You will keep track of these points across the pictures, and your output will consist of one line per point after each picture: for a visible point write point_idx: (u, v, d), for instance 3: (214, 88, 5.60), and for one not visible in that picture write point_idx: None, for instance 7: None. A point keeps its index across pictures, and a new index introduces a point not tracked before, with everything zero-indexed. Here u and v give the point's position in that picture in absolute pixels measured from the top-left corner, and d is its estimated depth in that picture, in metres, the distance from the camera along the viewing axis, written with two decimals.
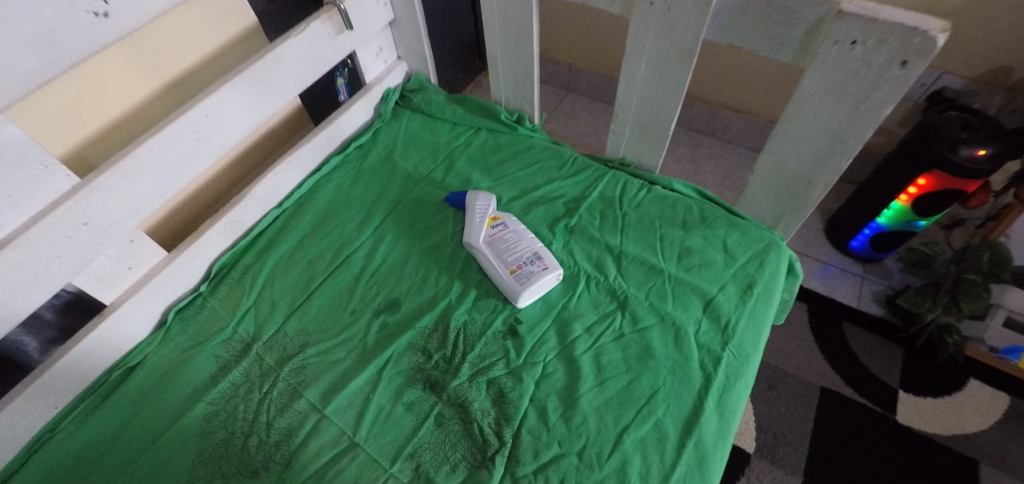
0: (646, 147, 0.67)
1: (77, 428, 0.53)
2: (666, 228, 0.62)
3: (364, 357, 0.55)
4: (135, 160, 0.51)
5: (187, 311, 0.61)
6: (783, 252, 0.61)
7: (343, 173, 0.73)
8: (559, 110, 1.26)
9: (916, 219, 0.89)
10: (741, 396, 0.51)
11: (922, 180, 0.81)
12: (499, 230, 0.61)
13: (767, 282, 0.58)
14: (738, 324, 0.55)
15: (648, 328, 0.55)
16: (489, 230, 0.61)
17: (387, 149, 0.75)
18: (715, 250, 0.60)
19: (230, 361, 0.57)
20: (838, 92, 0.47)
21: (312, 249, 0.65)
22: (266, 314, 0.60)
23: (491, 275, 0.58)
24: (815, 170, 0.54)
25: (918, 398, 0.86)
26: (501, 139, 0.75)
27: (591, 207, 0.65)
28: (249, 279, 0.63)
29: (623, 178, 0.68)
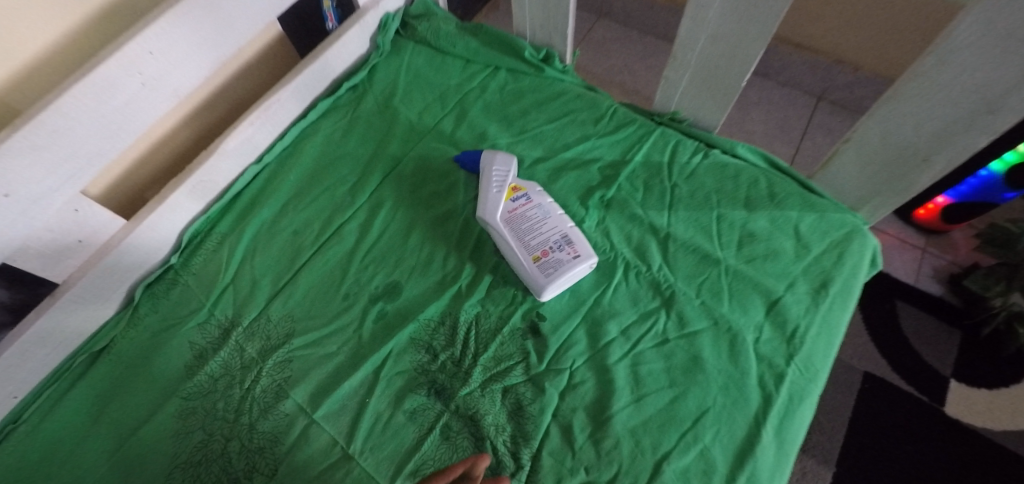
0: (707, 101, 0.54)
1: (41, 422, 0.47)
2: (724, 206, 0.51)
3: (359, 352, 0.47)
4: (62, 113, 0.39)
5: (158, 287, 0.53)
6: (868, 241, 0.50)
7: (334, 121, 0.61)
8: (588, 40, 1.09)
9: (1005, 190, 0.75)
10: (805, 420, 0.43)
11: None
12: (521, 203, 0.50)
13: (846, 280, 0.48)
14: (808, 332, 0.45)
15: (698, 333, 0.45)
16: (507, 203, 0.50)
17: (385, 92, 0.62)
18: (784, 237, 0.49)
19: (207, 350, 0.49)
20: (1008, 43, 0.33)
21: (298, 216, 0.55)
22: (246, 294, 0.51)
23: (510, 259, 0.48)
24: (938, 143, 0.42)
25: (972, 389, 0.78)
26: (524, 82, 0.61)
27: (633, 175, 0.54)
28: (226, 250, 0.54)
29: (673, 139, 0.55)
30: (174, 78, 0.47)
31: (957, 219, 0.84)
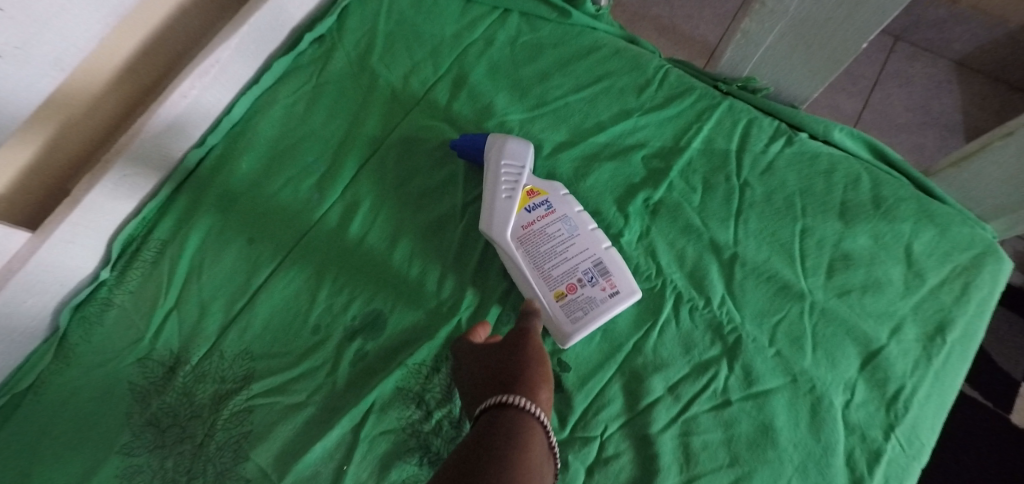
0: (797, 64, 0.39)
1: None
2: (811, 217, 0.38)
3: (334, 402, 0.38)
4: None
5: (89, 310, 0.43)
6: (1004, 265, 0.37)
7: (294, 88, 0.47)
8: None
9: None
10: None
11: None
12: (539, 215, 0.37)
13: (971, 322, 0.36)
14: (916, 395, 0.34)
15: (770, 394, 0.35)
16: (521, 214, 0.37)
17: (360, 46, 0.48)
18: (890, 261, 0.37)
19: (150, 394, 0.40)
20: None
21: (254, 219, 0.43)
22: (194, 322, 0.41)
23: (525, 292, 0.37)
24: None
25: None
26: (542, 31, 0.46)
27: (688, 169, 0.40)
28: (167, 262, 0.43)
29: (744, 118, 0.41)
30: (48, 39, 0.34)
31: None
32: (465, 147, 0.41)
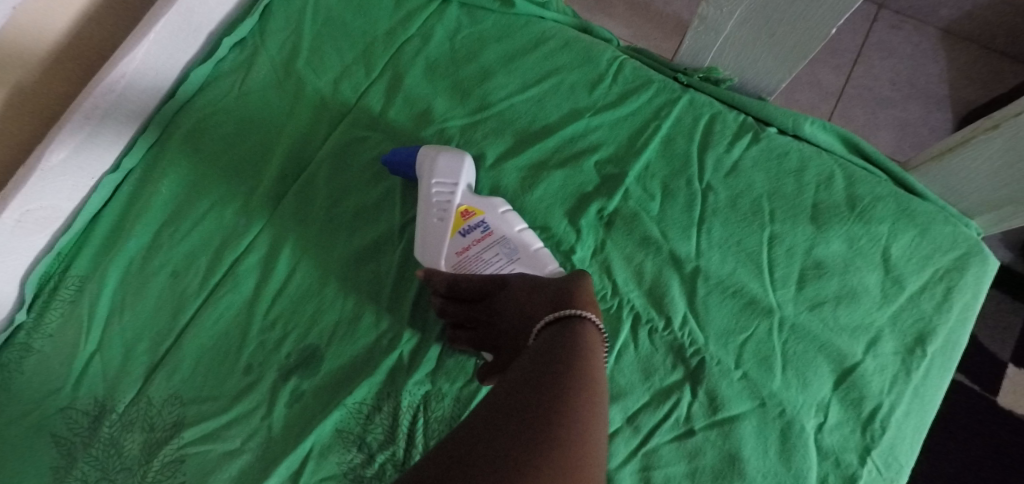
0: (760, 52, 0.35)
1: None
2: (780, 222, 0.35)
3: (270, 449, 0.35)
4: None
5: (5, 357, 0.39)
6: (988, 264, 0.34)
7: (215, 100, 0.42)
8: None
9: None
10: None
11: None
12: (475, 238, 0.34)
13: (952, 331, 0.33)
14: (894, 414, 0.32)
15: (736, 421, 0.32)
16: (455, 239, 0.35)
17: (286, 49, 0.43)
18: (866, 266, 0.34)
19: (73, 447, 0.37)
20: None
21: (178, 248, 0.40)
22: (118, 365, 0.38)
23: None
24: None
25: None
26: (483, 24, 0.42)
27: (645, 174, 0.37)
28: (87, 301, 0.40)
29: (705, 113, 0.37)
30: None
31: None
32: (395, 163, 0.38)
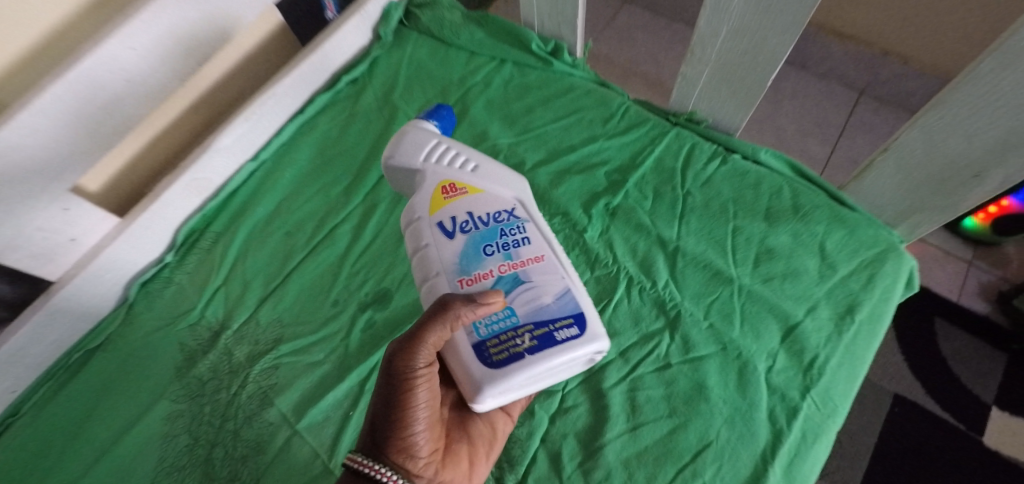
0: (727, 100, 0.49)
1: (37, 417, 0.47)
2: (741, 219, 0.46)
3: (345, 361, 0.46)
4: (41, 112, 0.38)
5: (153, 285, 0.53)
6: (904, 261, 0.44)
7: (331, 116, 0.59)
8: (612, 26, 1.04)
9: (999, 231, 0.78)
10: (820, 461, 0.39)
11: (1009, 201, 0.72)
12: None
13: (876, 306, 0.43)
14: (828, 363, 0.41)
15: (704, 359, 0.42)
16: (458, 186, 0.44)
17: (386, 87, 0.60)
18: (807, 254, 0.45)
19: (196, 352, 0.48)
20: None
21: (292, 216, 0.54)
22: (237, 296, 0.50)
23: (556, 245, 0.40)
24: (991, 159, 0.36)
25: (1014, 418, 0.72)
26: (531, 76, 0.58)
27: (642, 182, 0.50)
28: (220, 250, 0.53)
29: (689, 142, 0.51)
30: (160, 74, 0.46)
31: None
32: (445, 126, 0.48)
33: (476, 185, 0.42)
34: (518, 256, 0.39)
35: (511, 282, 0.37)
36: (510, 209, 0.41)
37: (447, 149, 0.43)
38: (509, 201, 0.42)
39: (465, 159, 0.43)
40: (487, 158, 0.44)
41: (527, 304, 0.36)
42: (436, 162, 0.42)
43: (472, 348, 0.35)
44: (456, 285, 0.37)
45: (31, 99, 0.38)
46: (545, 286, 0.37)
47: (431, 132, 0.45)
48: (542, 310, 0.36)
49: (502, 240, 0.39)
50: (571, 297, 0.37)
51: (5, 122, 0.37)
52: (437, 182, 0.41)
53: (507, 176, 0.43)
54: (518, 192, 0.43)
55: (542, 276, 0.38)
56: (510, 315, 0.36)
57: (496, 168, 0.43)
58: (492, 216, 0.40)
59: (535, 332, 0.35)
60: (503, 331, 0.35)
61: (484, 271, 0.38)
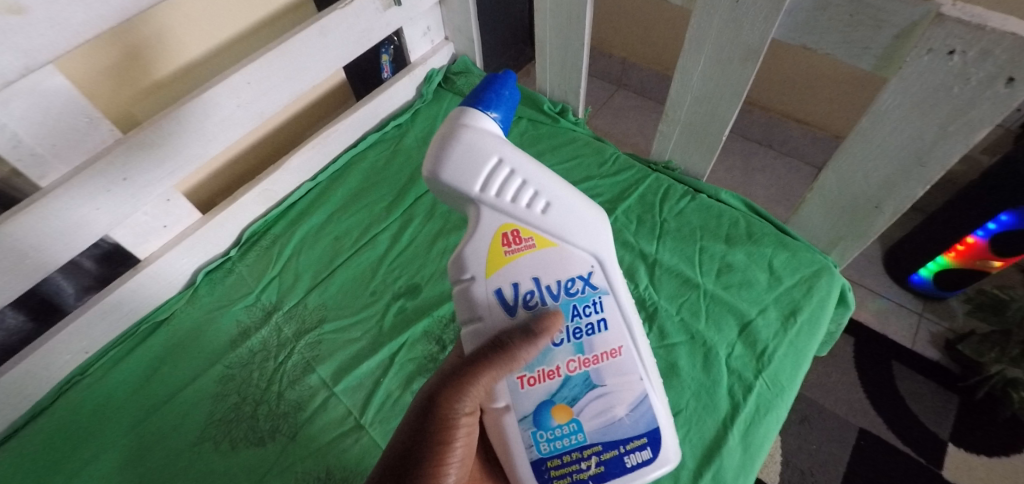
0: (695, 152, 0.63)
1: (104, 376, 0.55)
2: (707, 241, 0.58)
3: (379, 339, 0.55)
4: (175, 121, 0.51)
5: (216, 274, 0.62)
6: (836, 279, 0.55)
7: (379, 151, 0.72)
8: (608, 106, 1.24)
9: (958, 277, 0.86)
10: (772, 430, 0.47)
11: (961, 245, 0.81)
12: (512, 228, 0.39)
13: (815, 310, 0.53)
14: (776, 352, 0.50)
15: (676, 345, 0.51)
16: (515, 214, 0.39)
17: (425, 131, 0.74)
18: (758, 269, 0.56)
19: (250, 327, 0.57)
20: (924, 109, 0.41)
21: (341, 224, 0.65)
22: (289, 285, 0.60)
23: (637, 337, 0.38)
24: (885, 193, 0.49)
25: (970, 454, 0.78)
26: (542, 130, 0.72)
27: (628, 210, 0.62)
28: (277, 248, 0.63)
29: (666, 182, 0.64)
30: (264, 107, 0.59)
31: (998, 258, 0.79)
32: (503, 116, 0.41)
33: (544, 230, 0.37)
34: (590, 348, 0.37)
35: (579, 387, 0.37)
36: (586, 275, 0.38)
37: (509, 177, 0.37)
38: (586, 262, 0.38)
39: (533, 194, 0.37)
40: (563, 190, 0.38)
41: (597, 421, 0.37)
42: (494, 193, 0.36)
43: (532, 464, 0.37)
44: (514, 383, 0.37)
45: (172, 112, 0.51)
46: (619, 398, 0.37)
47: (488, 143, 0.37)
48: (611, 429, 0.37)
49: (570, 322, 0.38)
50: (645, 411, 0.37)
51: (149, 125, 0.50)
52: (499, 227, 0.37)
53: (583, 221, 0.38)
54: (597, 246, 0.39)
55: (616, 382, 0.37)
56: (578, 430, 0.37)
57: (570, 203, 0.38)
58: (564, 287, 0.38)
59: (601, 457, 0.37)
60: (564, 451, 0.37)
61: (549, 368, 0.37)
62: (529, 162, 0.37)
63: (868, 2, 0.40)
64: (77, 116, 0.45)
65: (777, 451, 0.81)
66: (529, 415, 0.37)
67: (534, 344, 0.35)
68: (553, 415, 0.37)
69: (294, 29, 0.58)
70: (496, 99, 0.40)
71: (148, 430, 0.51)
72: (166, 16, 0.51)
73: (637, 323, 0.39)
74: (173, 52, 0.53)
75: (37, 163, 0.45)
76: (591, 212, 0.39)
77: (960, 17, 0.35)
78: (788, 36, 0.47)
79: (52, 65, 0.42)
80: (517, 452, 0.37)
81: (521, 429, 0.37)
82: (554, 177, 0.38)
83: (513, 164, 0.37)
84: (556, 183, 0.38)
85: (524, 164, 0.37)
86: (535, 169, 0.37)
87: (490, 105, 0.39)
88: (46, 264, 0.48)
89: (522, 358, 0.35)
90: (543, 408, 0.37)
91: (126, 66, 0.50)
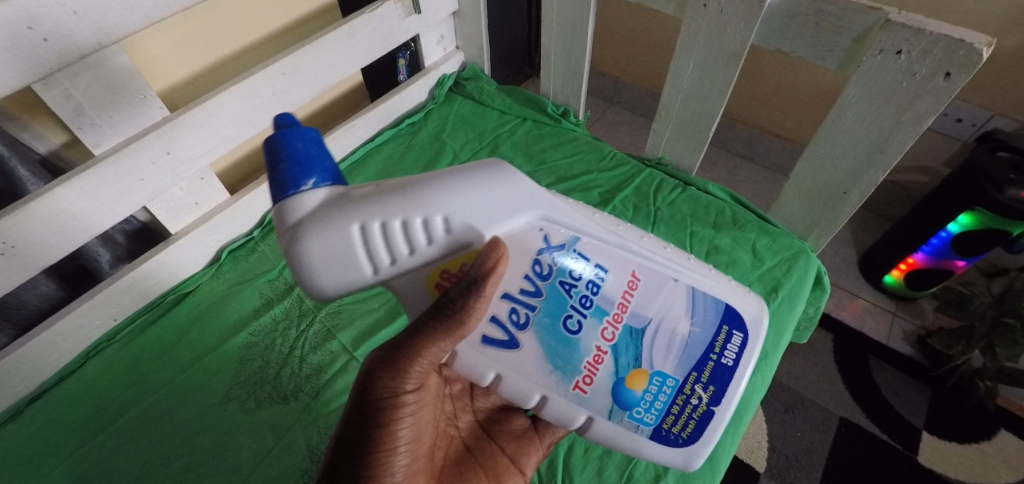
0: (684, 149, 0.70)
1: (132, 341, 0.58)
2: (697, 227, 0.64)
3: (395, 309, 0.60)
4: (219, 103, 0.56)
5: (239, 252, 0.66)
6: (813, 262, 0.60)
7: (395, 145, 0.77)
8: (601, 120, 1.32)
9: (954, 258, 0.85)
10: (756, 391, 0.52)
11: (965, 216, 0.78)
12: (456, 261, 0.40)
13: (794, 287, 0.58)
14: None
15: None
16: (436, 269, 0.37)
17: (436, 129, 0.80)
18: (743, 251, 0.61)
19: (273, 299, 0.61)
20: (880, 101, 0.48)
21: None
22: None
23: (645, 258, 0.38)
24: (850, 179, 0.55)
25: (942, 441, 0.83)
26: (546, 129, 0.78)
27: (625, 200, 0.68)
28: None
29: (659, 176, 0.70)
30: (297, 97, 0.64)
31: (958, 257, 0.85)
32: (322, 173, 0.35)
33: (465, 242, 0.36)
34: (607, 307, 0.38)
35: (631, 347, 0.37)
36: (541, 246, 0.37)
37: (381, 228, 0.34)
38: (533, 228, 0.37)
39: (420, 224, 0.34)
40: (430, 193, 0.34)
41: (674, 353, 0.38)
42: (392, 257, 0.35)
43: (653, 437, 0.38)
44: (577, 395, 0.38)
45: (216, 96, 0.56)
46: (672, 316, 0.38)
47: (336, 236, 0.34)
48: (694, 349, 0.38)
49: (573, 301, 0.37)
50: (703, 309, 0.38)
51: (196, 109, 0.55)
52: (428, 278, 0.37)
53: (485, 204, 0.35)
54: (529, 208, 0.36)
55: (658, 306, 0.38)
56: (664, 378, 0.38)
57: (454, 195, 0.35)
58: (536, 276, 0.37)
59: (704, 378, 0.38)
60: (671, 403, 0.38)
61: (591, 356, 0.37)
62: (378, 205, 0.34)
63: (830, 11, 0.47)
64: (133, 93, 0.51)
65: (764, 438, 0.85)
66: (613, 406, 0.38)
67: (479, 295, 0.34)
68: (634, 388, 0.37)
69: (324, 30, 0.64)
70: (300, 167, 0.34)
71: (175, 391, 0.54)
72: (184, 24, 0.56)
73: (632, 239, 0.38)
74: (184, 62, 0.58)
75: (95, 132, 0.51)
76: (494, 196, 0.35)
77: (904, 23, 0.42)
78: (765, 42, 0.54)
79: (119, 44, 0.47)
80: (634, 442, 0.39)
81: (620, 425, 0.38)
82: (421, 199, 0.34)
83: (367, 220, 0.34)
84: (428, 197, 0.34)
85: (374, 212, 0.34)
86: (389, 204, 0.34)
87: (298, 183, 0.34)
88: (88, 230, 0.52)
89: (464, 310, 0.34)
90: (619, 389, 0.37)
91: (154, 70, 0.56)
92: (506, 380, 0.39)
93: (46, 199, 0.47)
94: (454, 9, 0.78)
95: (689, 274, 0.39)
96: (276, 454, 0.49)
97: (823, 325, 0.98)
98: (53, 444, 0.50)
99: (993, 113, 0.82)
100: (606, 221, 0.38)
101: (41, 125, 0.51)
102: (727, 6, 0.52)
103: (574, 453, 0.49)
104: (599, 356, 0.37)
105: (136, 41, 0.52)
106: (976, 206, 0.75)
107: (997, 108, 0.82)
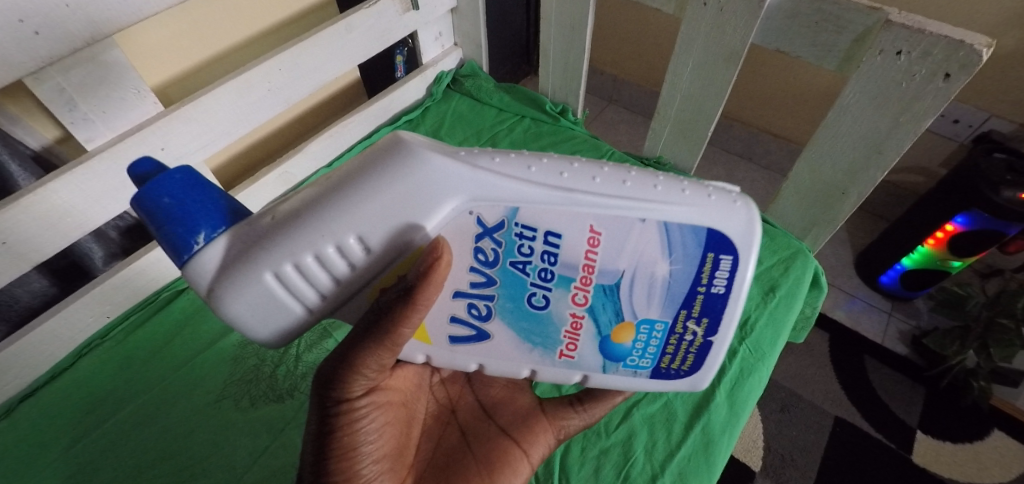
0: (683, 148, 0.70)
1: (125, 339, 0.57)
2: None
3: None
4: (214, 99, 0.55)
5: None
6: (811, 262, 0.60)
7: None
8: (600, 119, 1.32)
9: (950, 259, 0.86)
10: (754, 390, 0.52)
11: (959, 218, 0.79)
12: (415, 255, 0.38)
13: (792, 287, 0.58)
14: (756, 322, 0.55)
15: None
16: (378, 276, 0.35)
17: (434, 126, 0.79)
18: None
19: None
20: (880, 101, 0.48)
21: None
22: None
23: (599, 203, 0.32)
24: (849, 179, 0.55)
25: (936, 440, 0.84)
26: (544, 128, 0.78)
27: None
28: None
29: None
30: (294, 93, 0.64)
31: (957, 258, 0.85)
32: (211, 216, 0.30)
33: (393, 255, 0.32)
34: (571, 273, 0.34)
35: (609, 302, 0.35)
36: (479, 231, 0.33)
37: (294, 268, 0.30)
38: (465, 215, 0.32)
39: (335, 250, 0.30)
40: (331, 217, 0.30)
41: (656, 299, 0.35)
42: (321, 291, 0.32)
43: (653, 376, 0.39)
44: (565, 361, 0.38)
45: (211, 92, 0.55)
46: (647, 260, 0.34)
47: (253, 294, 0.30)
48: (677, 288, 0.35)
49: (532, 277, 0.35)
50: (679, 245, 0.33)
51: (191, 104, 0.54)
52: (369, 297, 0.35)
53: (396, 210, 0.30)
54: (449, 197, 0.31)
55: (627, 257, 0.34)
56: (649, 325, 0.36)
57: (356, 212, 0.30)
58: (483, 264, 0.34)
59: (694, 314, 0.36)
60: (666, 342, 0.37)
61: (568, 325, 0.36)
62: (281, 248, 0.30)
63: (830, 11, 0.47)
64: (127, 88, 0.50)
65: (760, 438, 0.85)
66: (604, 362, 0.38)
67: (420, 302, 0.31)
68: (622, 340, 0.37)
69: (321, 25, 0.63)
70: (183, 225, 0.29)
71: (168, 389, 0.53)
72: (178, 18, 0.55)
73: (583, 182, 0.32)
74: (178, 57, 0.58)
75: (88, 127, 0.50)
76: (404, 197, 0.30)
77: (904, 23, 0.42)
78: (765, 41, 0.54)
79: (113, 38, 0.47)
80: (633, 384, 0.40)
81: (615, 374, 0.39)
82: (324, 224, 0.30)
83: (275, 266, 0.30)
84: (328, 220, 0.30)
85: (279, 256, 0.30)
86: (292, 242, 0.30)
87: (187, 244, 0.29)
88: (80, 226, 0.51)
89: (404, 319, 0.31)
90: (607, 344, 0.37)
91: (147, 64, 0.55)
92: (489, 367, 0.39)
93: (39, 194, 0.46)
94: (452, 5, 0.77)
95: (657, 207, 0.32)
96: (271, 453, 0.49)
97: (819, 325, 0.98)
98: (45, 442, 0.50)
99: (990, 115, 0.82)
100: (546, 172, 0.32)
101: (31, 119, 0.50)
102: (727, 4, 0.52)
103: (571, 452, 0.49)
104: (577, 323, 0.36)
105: (129, 36, 0.51)
106: (972, 207, 0.76)
107: (995, 110, 0.82)
